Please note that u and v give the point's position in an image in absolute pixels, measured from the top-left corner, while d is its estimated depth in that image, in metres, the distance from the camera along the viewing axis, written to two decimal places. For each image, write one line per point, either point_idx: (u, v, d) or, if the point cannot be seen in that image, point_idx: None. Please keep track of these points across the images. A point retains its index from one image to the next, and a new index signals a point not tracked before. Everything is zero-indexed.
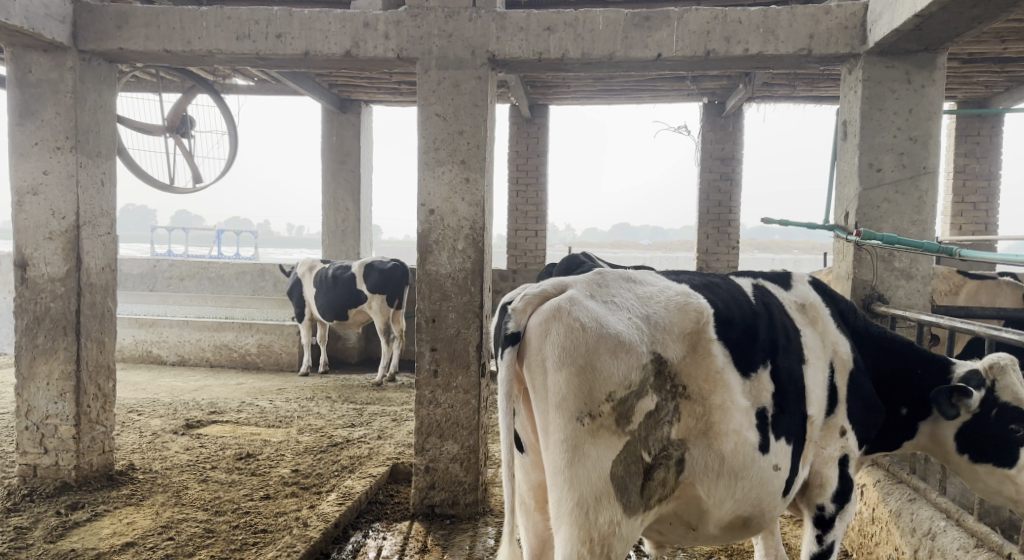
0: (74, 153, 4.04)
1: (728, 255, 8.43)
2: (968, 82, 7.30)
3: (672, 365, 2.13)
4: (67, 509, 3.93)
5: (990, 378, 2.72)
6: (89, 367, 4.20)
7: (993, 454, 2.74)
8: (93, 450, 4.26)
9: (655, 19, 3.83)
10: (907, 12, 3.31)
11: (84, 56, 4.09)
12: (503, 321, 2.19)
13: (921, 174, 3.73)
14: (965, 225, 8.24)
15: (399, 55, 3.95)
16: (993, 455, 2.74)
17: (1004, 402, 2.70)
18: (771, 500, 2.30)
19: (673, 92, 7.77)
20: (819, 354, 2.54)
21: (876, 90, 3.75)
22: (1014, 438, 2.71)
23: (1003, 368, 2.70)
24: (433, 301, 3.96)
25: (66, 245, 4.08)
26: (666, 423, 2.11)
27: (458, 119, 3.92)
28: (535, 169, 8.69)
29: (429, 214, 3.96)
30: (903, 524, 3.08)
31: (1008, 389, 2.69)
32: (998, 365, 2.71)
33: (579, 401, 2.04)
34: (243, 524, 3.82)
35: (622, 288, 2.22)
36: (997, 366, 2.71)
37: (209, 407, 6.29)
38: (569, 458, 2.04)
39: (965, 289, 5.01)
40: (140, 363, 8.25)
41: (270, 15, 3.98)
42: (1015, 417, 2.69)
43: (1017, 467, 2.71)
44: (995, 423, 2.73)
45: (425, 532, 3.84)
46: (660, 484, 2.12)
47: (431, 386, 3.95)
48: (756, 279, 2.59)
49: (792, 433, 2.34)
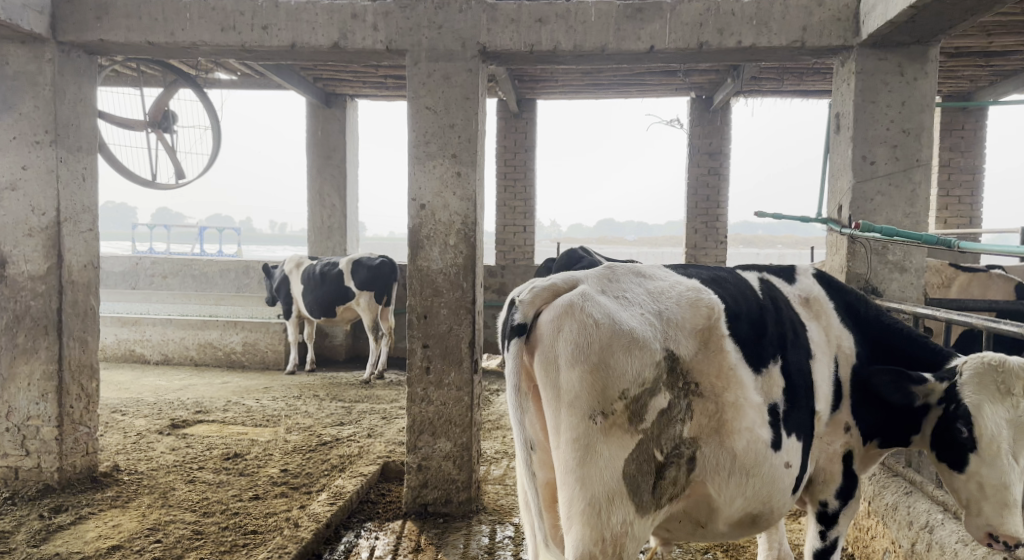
0: (54, 148, 3.94)
1: (715, 250, 8.43)
2: (953, 76, 7.32)
3: (684, 362, 2.09)
4: (50, 513, 3.83)
5: (958, 371, 2.46)
6: (72, 367, 4.10)
7: (946, 452, 2.49)
8: (76, 451, 4.16)
9: (647, 11, 3.79)
10: (901, 4, 3.28)
11: (63, 48, 3.98)
12: (508, 313, 2.15)
13: (915, 166, 3.72)
14: (951, 219, 8.29)
15: (388, 47, 3.88)
16: (947, 454, 2.49)
17: (960, 401, 2.43)
18: (780, 497, 2.26)
19: (661, 86, 7.74)
20: (824, 349, 2.53)
21: (869, 82, 3.74)
22: (964, 440, 2.42)
23: (976, 365, 2.43)
24: (425, 297, 3.90)
25: (46, 242, 3.98)
26: (678, 421, 2.07)
27: (450, 113, 3.86)
28: (523, 164, 8.64)
29: (421, 209, 3.90)
30: (899, 519, 3.07)
31: (970, 386, 2.41)
32: (970, 362, 2.44)
33: (592, 398, 1.99)
34: (232, 526, 3.74)
35: (633, 283, 2.19)
36: (973, 362, 2.44)
37: (195, 406, 6.19)
38: (582, 458, 1.99)
39: (956, 282, 5.03)
40: (122, 362, 8.11)
41: (257, 6, 3.89)
42: (966, 417, 2.41)
43: (965, 473, 2.43)
44: (948, 419, 2.47)
45: (418, 531, 3.79)
46: (671, 483, 2.08)
47: (424, 383, 3.89)
48: (761, 273, 2.57)
49: (801, 429, 2.30)
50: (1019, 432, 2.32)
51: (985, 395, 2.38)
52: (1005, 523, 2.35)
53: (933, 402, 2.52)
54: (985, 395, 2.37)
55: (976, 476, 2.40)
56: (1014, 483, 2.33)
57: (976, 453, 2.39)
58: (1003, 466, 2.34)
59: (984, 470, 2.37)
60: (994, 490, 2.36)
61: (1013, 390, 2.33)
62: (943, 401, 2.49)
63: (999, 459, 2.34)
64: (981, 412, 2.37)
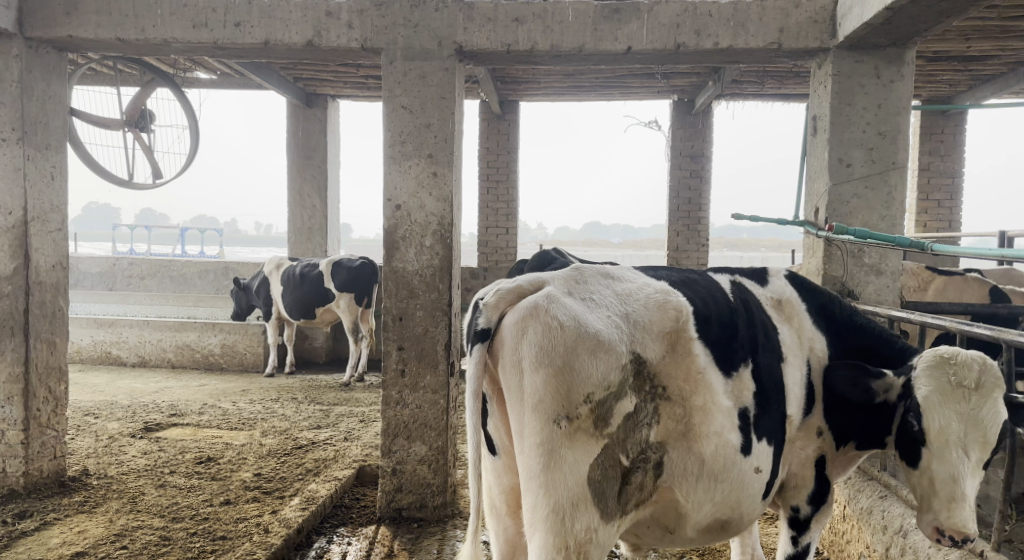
0: (21, 145, 3.85)
1: (697, 252, 8.44)
2: (932, 80, 7.38)
3: (651, 365, 2.05)
4: (14, 519, 3.74)
5: (913, 366, 2.47)
6: (38, 369, 4.00)
7: (902, 448, 2.47)
8: (43, 455, 4.07)
9: (624, 12, 3.77)
10: (877, 6, 3.27)
11: (31, 44, 3.90)
12: (475, 317, 2.10)
13: (891, 169, 3.72)
14: (930, 222, 8.35)
15: (363, 46, 3.83)
16: (904, 451, 2.46)
17: (913, 395, 2.42)
18: (750, 503, 2.23)
19: (643, 89, 7.73)
20: (797, 352, 2.50)
21: (846, 85, 3.73)
22: (915, 433, 2.41)
23: (928, 359, 2.42)
24: (401, 299, 3.85)
25: (13, 242, 3.89)
26: (645, 425, 2.04)
27: (425, 112, 3.82)
28: (505, 166, 8.60)
29: (396, 209, 3.85)
30: (873, 522, 3.05)
31: (921, 379, 2.41)
32: (923, 356, 2.45)
33: (556, 402, 1.95)
34: (202, 531, 3.67)
35: (601, 284, 2.15)
36: (927, 356, 2.44)
37: (169, 409, 6.09)
38: (545, 462, 1.95)
39: (933, 285, 5.06)
40: (97, 364, 7.99)
41: (229, 3, 3.83)
42: (916, 410, 2.40)
43: (919, 468, 2.41)
44: (903, 414, 2.46)
45: (392, 536, 3.73)
46: (638, 488, 2.04)
47: (398, 386, 3.84)
48: (733, 276, 2.54)
49: (772, 434, 2.27)
50: (968, 424, 2.30)
51: (936, 387, 2.37)
52: (953, 517, 2.34)
53: (893, 398, 2.51)
54: (935, 388, 2.37)
55: (929, 471, 2.38)
56: (964, 478, 2.32)
57: (926, 446, 2.38)
58: (952, 459, 2.32)
59: (935, 464, 2.36)
60: (943, 485, 2.34)
61: (964, 383, 2.33)
62: (901, 398, 2.48)
63: (948, 452, 2.33)
64: (931, 405, 2.36)
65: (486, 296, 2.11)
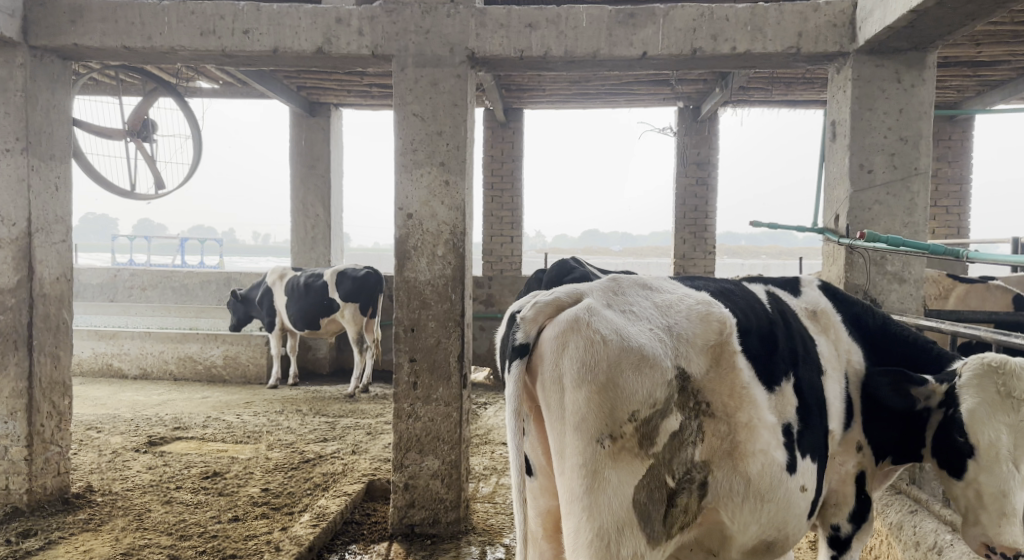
0: (25, 155, 3.77)
1: (704, 260, 8.37)
2: (940, 86, 7.33)
3: (695, 381, 1.97)
4: (17, 537, 3.64)
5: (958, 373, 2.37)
6: (42, 384, 3.91)
7: (943, 459, 2.39)
8: (47, 472, 3.97)
9: (639, 17, 3.70)
10: (901, 8, 3.21)
11: (35, 53, 3.82)
12: (511, 333, 2.02)
13: (912, 175, 3.65)
14: (938, 229, 8.31)
15: (374, 52, 3.76)
16: (947, 460, 2.38)
17: (958, 406, 2.33)
18: (795, 523, 2.15)
19: (649, 96, 7.67)
20: (835, 365, 2.43)
21: (866, 89, 3.67)
22: (961, 445, 2.33)
23: (975, 368, 2.32)
24: (413, 309, 3.77)
25: (16, 253, 3.79)
26: (691, 444, 1.95)
27: (438, 119, 3.74)
28: (511, 174, 8.53)
29: (408, 218, 3.77)
30: (905, 538, 2.96)
31: (968, 389, 2.32)
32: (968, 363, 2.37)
33: (599, 420, 1.87)
34: (211, 550, 3.56)
35: (639, 296, 2.07)
36: (973, 364, 2.34)
37: (173, 422, 5.99)
38: (589, 485, 1.86)
39: (954, 293, 4.99)
40: (98, 377, 7.88)
41: (237, 9, 3.76)
42: (962, 424, 2.31)
43: (965, 481, 2.33)
44: (946, 423, 2.36)
45: (405, 553, 3.63)
46: (683, 510, 1.96)
47: (411, 399, 3.75)
48: (767, 286, 2.47)
49: (816, 450, 2.19)
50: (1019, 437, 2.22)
51: (984, 399, 2.28)
52: (1003, 534, 2.27)
53: (933, 406, 2.41)
54: (982, 400, 2.28)
55: (976, 484, 2.30)
56: (1014, 492, 2.25)
57: (973, 459, 2.30)
58: (1002, 473, 2.24)
59: (982, 477, 2.28)
60: (992, 499, 2.27)
61: (1014, 394, 2.23)
62: (943, 405, 2.38)
63: (998, 466, 2.25)
64: (978, 417, 2.28)
65: (523, 310, 2.03)
